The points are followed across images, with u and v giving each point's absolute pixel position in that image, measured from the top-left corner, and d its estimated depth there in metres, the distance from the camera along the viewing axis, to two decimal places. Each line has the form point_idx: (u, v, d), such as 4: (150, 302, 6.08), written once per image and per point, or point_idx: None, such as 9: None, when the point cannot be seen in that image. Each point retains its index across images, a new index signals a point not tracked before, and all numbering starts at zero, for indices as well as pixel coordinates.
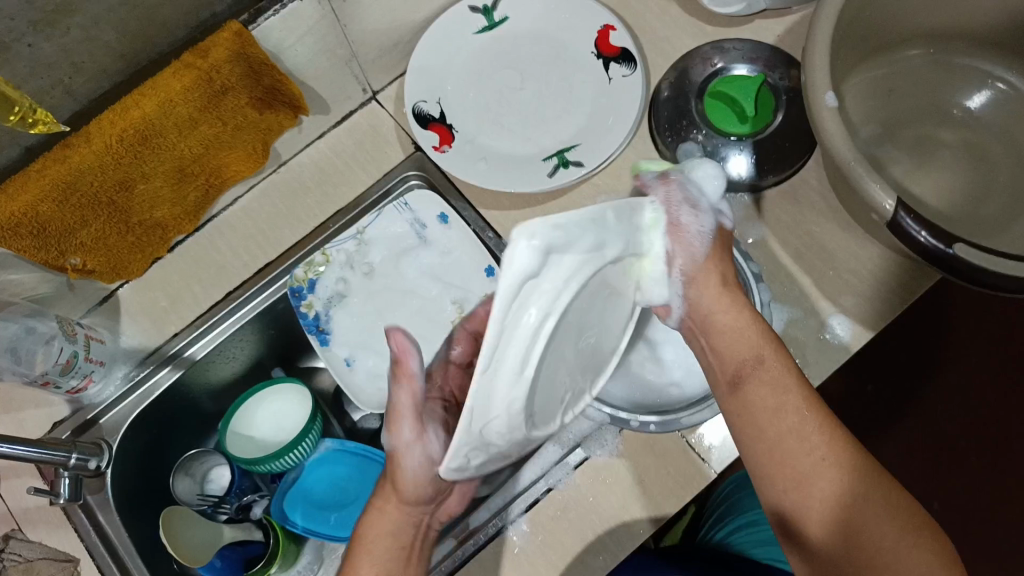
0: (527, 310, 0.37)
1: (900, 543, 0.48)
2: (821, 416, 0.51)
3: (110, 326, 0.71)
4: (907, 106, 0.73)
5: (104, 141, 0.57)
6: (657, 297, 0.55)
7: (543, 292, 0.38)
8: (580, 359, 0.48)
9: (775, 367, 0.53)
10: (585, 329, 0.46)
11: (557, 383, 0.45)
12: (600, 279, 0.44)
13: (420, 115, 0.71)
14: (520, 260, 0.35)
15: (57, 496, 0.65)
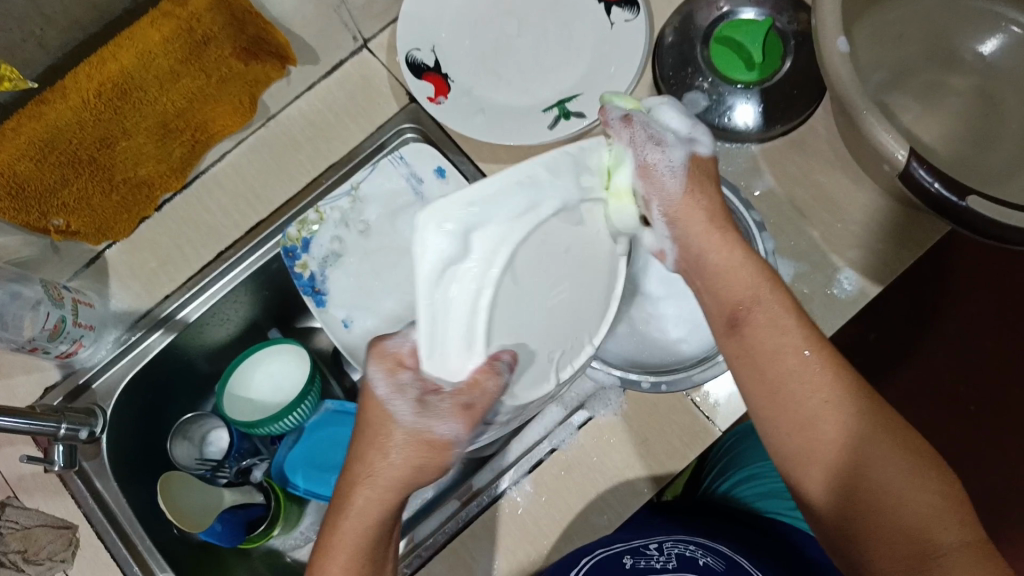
0: (453, 277, 0.45)
1: (912, 488, 0.44)
2: (825, 356, 0.48)
3: (98, 289, 0.69)
4: (920, 50, 0.70)
5: (82, 95, 0.54)
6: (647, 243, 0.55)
7: (470, 262, 0.45)
8: (579, 301, 0.53)
9: (775, 307, 0.50)
10: (568, 275, 0.52)
11: (547, 325, 0.51)
12: (554, 232, 0.49)
13: (414, 65, 0.67)
14: (434, 243, 0.43)
15: (52, 464, 0.64)
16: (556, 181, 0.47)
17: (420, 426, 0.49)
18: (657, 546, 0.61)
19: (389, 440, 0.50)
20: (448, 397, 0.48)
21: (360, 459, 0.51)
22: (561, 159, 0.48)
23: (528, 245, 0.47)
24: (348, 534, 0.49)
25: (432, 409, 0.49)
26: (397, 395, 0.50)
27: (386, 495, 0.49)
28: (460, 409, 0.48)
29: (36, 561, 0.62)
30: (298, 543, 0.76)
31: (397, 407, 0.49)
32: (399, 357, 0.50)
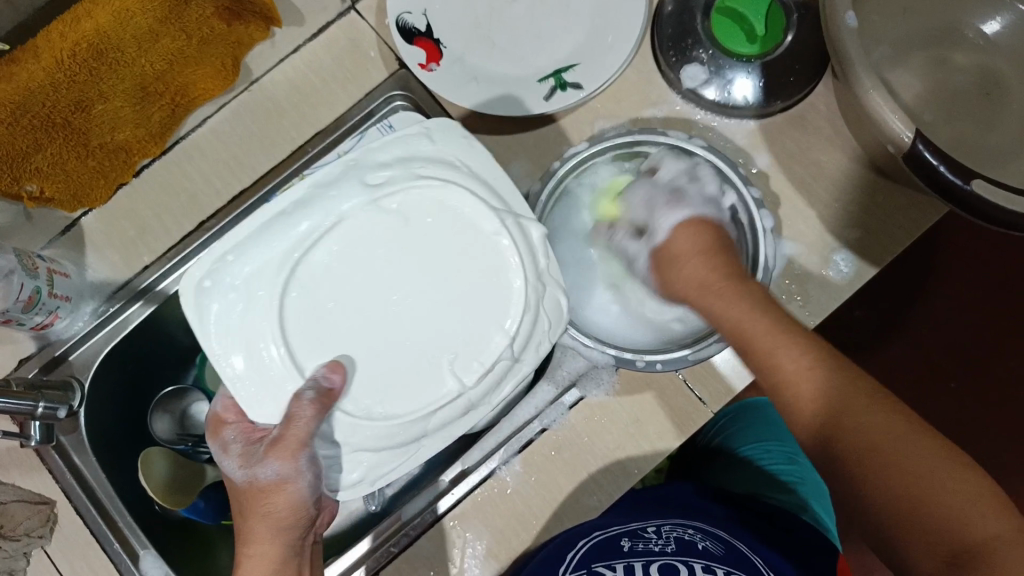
0: (247, 318, 0.54)
1: (942, 476, 0.43)
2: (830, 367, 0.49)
3: (74, 258, 0.66)
4: (924, 25, 0.68)
5: (55, 56, 0.51)
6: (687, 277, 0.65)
7: (267, 297, 0.54)
8: (461, 293, 0.55)
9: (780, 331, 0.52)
10: (413, 278, 0.55)
11: (410, 331, 0.55)
12: (359, 240, 0.55)
13: (405, 29, 0.64)
14: (207, 299, 0.53)
15: (28, 439, 0.63)
16: (331, 195, 0.54)
17: (251, 474, 0.54)
18: (655, 529, 0.62)
19: (252, 500, 0.55)
20: (266, 443, 0.53)
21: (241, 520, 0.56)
22: (351, 170, 0.55)
23: (317, 266, 0.54)
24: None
25: (253, 457, 0.54)
26: (226, 456, 0.55)
27: (263, 547, 0.54)
28: (275, 449, 0.53)
29: (13, 538, 0.60)
30: None
31: (227, 466, 0.55)
32: (221, 416, 0.57)
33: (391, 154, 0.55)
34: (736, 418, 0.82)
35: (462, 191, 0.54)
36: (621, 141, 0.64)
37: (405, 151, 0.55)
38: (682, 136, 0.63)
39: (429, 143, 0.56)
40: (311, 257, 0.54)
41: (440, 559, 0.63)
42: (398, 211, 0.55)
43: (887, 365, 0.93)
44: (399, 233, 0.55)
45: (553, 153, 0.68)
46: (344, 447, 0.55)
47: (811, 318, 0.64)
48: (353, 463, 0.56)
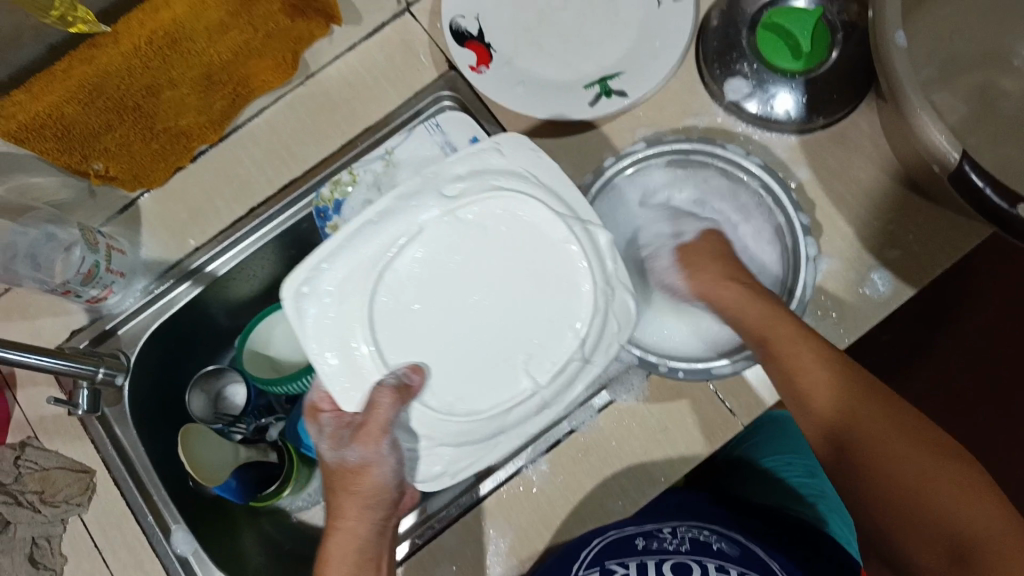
0: (336, 319, 0.56)
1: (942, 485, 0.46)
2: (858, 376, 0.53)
3: (129, 237, 0.70)
4: (973, 49, 0.68)
5: (133, 41, 0.54)
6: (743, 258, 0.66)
7: (356, 301, 0.56)
8: (539, 298, 0.57)
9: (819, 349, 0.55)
10: (490, 281, 0.58)
11: (486, 332, 0.58)
12: (438, 246, 0.57)
13: (457, 33, 0.67)
14: (302, 307, 0.56)
15: (75, 408, 0.64)
16: (412, 206, 0.56)
17: (339, 456, 0.58)
18: (670, 530, 0.64)
19: (342, 479, 0.58)
20: (352, 429, 0.57)
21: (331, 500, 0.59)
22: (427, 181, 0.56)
23: (403, 271, 0.57)
24: (330, 555, 0.56)
25: (342, 440, 0.57)
26: (320, 437, 0.58)
27: (348, 525, 0.57)
28: (363, 435, 0.56)
29: (52, 502, 0.63)
30: (305, 506, 0.77)
31: (320, 445, 0.58)
32: (316, 404, 0.59)
33: (463, 168, 0.57)
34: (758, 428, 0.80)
35: (533, 199, 0.56)
36: (679, 147, 0.66)
37: (477, 163, 0.57)
38: (739, 150, 0.65)
39: (499, 156, 0.57)
40: (397, 263, 0.57)
41: (462, 552, 0.64)
42: (476, 220, 0.57)
43: (923, 394, 0.92)
44: (475, 241, 0.57)
45: (594, 159, 0.69)
46: (423, 440, 0.58)
47: (846, 335, 0.63)
48: (433, 455, 0.58)
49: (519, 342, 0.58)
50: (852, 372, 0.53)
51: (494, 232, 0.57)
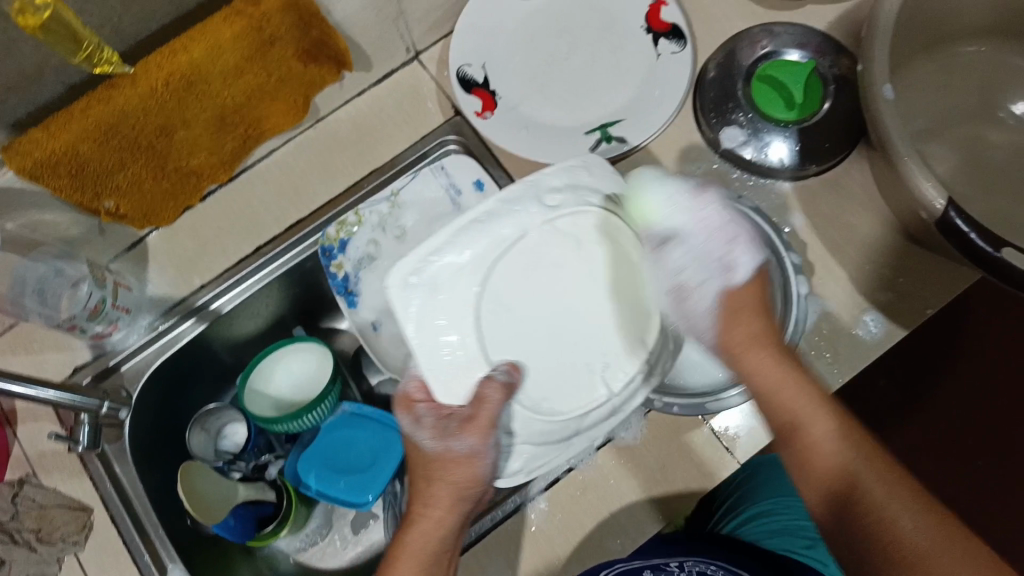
0: (434, 316, 0.56)
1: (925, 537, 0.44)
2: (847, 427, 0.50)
3: (136, 274, 0.70)
4: (960, 103, 0.70)
5: (150, 83, 0.56)
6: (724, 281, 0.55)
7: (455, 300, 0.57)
8: (621, 310, 0.58)
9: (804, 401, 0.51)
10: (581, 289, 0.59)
11: (574, 339, 0.58)
12: (535, 252, 0.58)
13: (465, 80, 0.70)
14: (408, 296, 0.56)
15: (75, 443, 0.63)
16: (516, 210, 0.58)
17: (443, 447, 0.54)
18: (678, 564, 0.62)
19: (439, 468, 0.55)
20: (459, 420, 0.54)
21: (414, 493, 0.56)
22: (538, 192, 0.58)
23: (502, 273, 0.58)
24: (414, 541, 0.53)
25: (447, 429, 0.54)
26: (418, 426, 0.55)
27: (433, 521, 0.54)
28: (470, 424, 0.53)
29: (48, 541, 0.62)
30: (303, 546, 0.76)
31: (419, 436, 0.55)
32: (409, 394, 0.56)
33: (560, 181, 0.59)
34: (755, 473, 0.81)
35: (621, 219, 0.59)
36: None
37: (572, 179, 0.59)
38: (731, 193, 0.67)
39: (588, 174, 0.59)
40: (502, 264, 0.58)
41: None
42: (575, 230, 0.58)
43: None
44: (568, 251, 0.58)
45: None
46: (515, 438, 0.57)
47: (841, 377, 0.64)
48: (515, 452, 0.57)
49: (601, 350, 0.58)
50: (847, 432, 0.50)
51: (586, 244, 0.59)
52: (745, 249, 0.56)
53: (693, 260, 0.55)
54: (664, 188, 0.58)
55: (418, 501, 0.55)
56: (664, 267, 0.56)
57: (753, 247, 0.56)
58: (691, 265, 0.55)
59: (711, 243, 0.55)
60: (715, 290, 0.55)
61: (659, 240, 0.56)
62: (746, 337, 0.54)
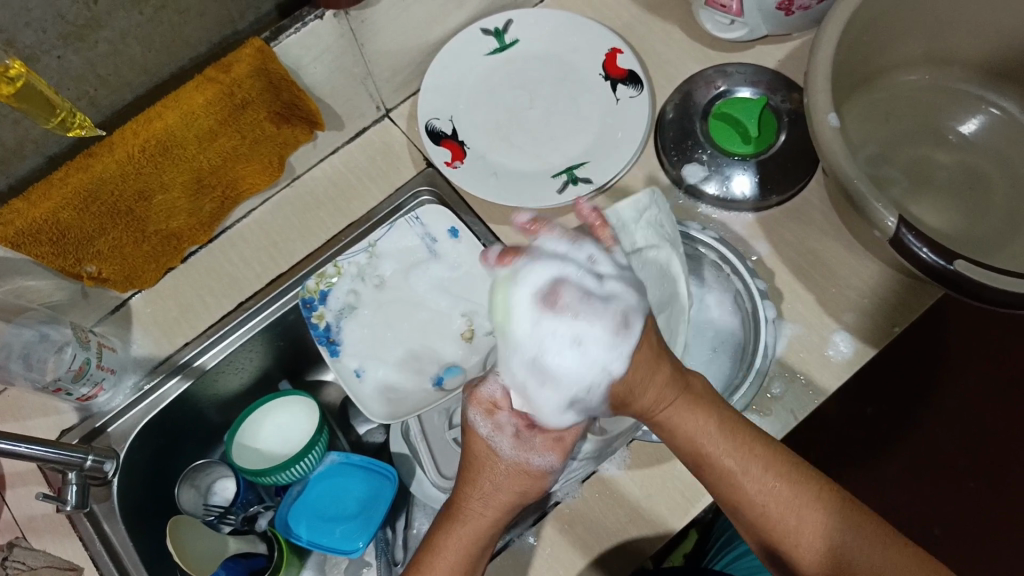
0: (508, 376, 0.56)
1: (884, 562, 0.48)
2: (769, 453, 0.52)
3: (121, 336, 0.72)
4: (907, 129, 0.73)
5: (128, 150, 0.59)
6: (591, 344, 0.54)
7: (522, 364, 0.55)
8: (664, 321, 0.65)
9: (726, 440, 0.53)
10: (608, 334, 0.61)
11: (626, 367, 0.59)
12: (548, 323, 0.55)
13: (433, 132, 0.73)
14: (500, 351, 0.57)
15: (64, 503, 0.63)
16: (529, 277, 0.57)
17: (521, 457, 0.56)
18: None
19: (487, 470, 0.56)
20: (544, 432, 0.56)
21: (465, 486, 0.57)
22: (538, 267, 0.56)
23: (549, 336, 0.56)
24: (456, 541, 0.54)
25: (529, 442, 0.56)
26: (498, 433, 0.56)
27: (485, 520, 0.55)
28: (552, 440, 0.56)
29: None
30: None
31: (498, 444, 0.56)
32: (495, 400, 0.57)
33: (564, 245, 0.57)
34: None
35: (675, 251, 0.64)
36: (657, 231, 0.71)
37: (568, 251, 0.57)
38: (694, 227, 0.71)
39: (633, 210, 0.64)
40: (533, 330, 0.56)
41: None
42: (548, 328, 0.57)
43: None
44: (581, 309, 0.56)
45: None
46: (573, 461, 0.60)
47: (814, 398, 0.65)
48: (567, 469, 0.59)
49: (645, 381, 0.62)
50: (765, 461, 0.52)
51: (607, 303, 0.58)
52: (611, 345, 0.53)
53: (570, 351, 0.54)
54: (522, 290, 0.56)
55: (466, 496, 0.56)
56: (556, 377, 0.54)
57: (614, 335, 0.53)
58: (569, 371, 0.54)
59: (585, 350, 0.54)
60: (601, 391, 0.54)
61: (540, 361, 0.55)
62: (655, 402, 0.54)
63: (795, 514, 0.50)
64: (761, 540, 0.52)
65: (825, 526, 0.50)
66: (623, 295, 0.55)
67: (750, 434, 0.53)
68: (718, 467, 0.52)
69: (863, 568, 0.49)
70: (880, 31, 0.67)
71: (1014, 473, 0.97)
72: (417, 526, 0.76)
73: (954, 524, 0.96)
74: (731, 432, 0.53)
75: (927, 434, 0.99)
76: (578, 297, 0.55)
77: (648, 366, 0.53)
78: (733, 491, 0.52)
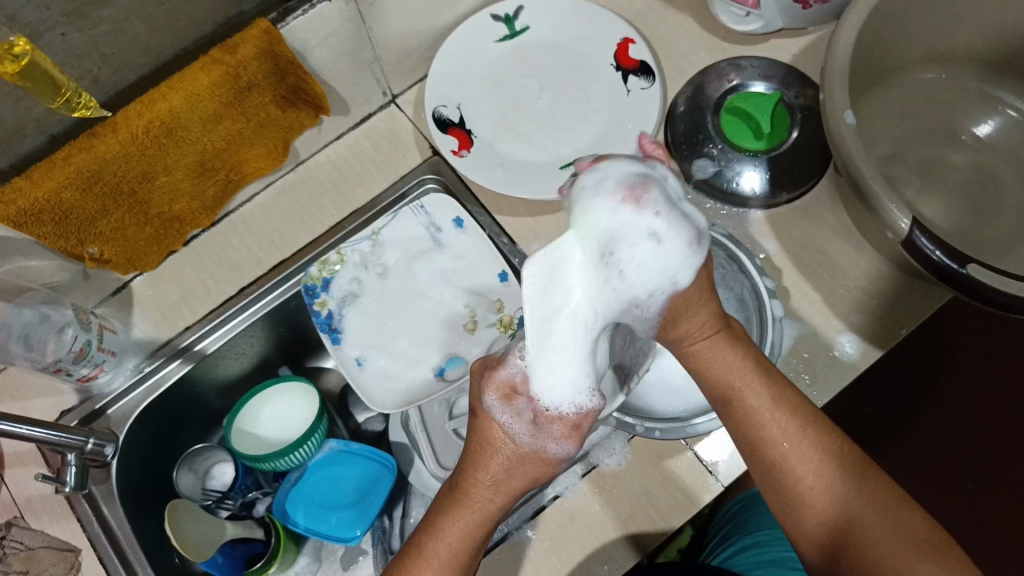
0: (573, 293, 0.50)
1: (888, 517, 0.48)
2: (793, 399, 0.53)
3: (121, 317, 0.72)
4: (922, 128, 0.72)
5: (130, 132, 0.58)
6: (674, 256, 0.51)
7: (593, 259, 0.50)
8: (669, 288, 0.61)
9: (758, 381, 0.53)
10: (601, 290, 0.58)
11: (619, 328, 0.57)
12: (627, 227, 0.51)
13: (440, 120, 0.72)
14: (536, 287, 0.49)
15: (62, 484, 0.63)
16: (595, 187, 0.52)
17: (537, 445, 0.53)
18: None
19: (495, 456, 0.54)
20: (561, 421, 0.53)
21: (469, 466, 0.55)
22: (614, 168, 0.53)
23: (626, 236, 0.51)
24: (455, 528, 0.53)
25: (545, 429, 0.53)
26: (515, 420, 0.53)
27: (493, 506, 0.54)
28: (571, 428, 0.53)
29: None
30: None
31: (514, 430, 0.53)
32: (513, 385, 0.53)
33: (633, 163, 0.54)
34: (736, 505, 0.81)
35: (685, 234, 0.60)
36: None
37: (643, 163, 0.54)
38: None
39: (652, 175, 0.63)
40: (612, 233, 0.51)
41: None
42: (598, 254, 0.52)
43: None
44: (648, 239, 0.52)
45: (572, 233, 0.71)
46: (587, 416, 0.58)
47: (819, 399, 0.64)
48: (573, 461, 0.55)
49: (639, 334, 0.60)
50: (793, 410, 0.52)
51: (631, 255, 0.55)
52: (685, 253, 0.52)
53: (648, 244, 0.51)
54: (598, 181, 0.52)
55: (472, 481, 0.54)
56: (623, 271, 0.51)
57: (689, 247, 0.52)
58: (648, 267, 0.51)
59: (665, 249, 0.51)
60: (660, 300, 0.52)
61: (610, 254, 0.51)
62: (703, 327, 0.54)
63: (815, 463, 0.50)
64: (772, 495, 0.52)
65: (837, 483, 0.50)
66: (696, 216, 0.54)
67: (782, 380, 0.53)
68: (744, 407, 0.53)
69: (870, 526, 0.48)
70: (899, 28, 0.66)
71: (1014, 477, 0.97)
72: (415, 514, 0.75)
73: (953, 524, 0.96)
74: (763, 372, 0.53)
75: (928, 436, 0.99)
76: (662, 200, 0.52)
77: (700, 300, 0.53)
78: (756, 434, 0.52)
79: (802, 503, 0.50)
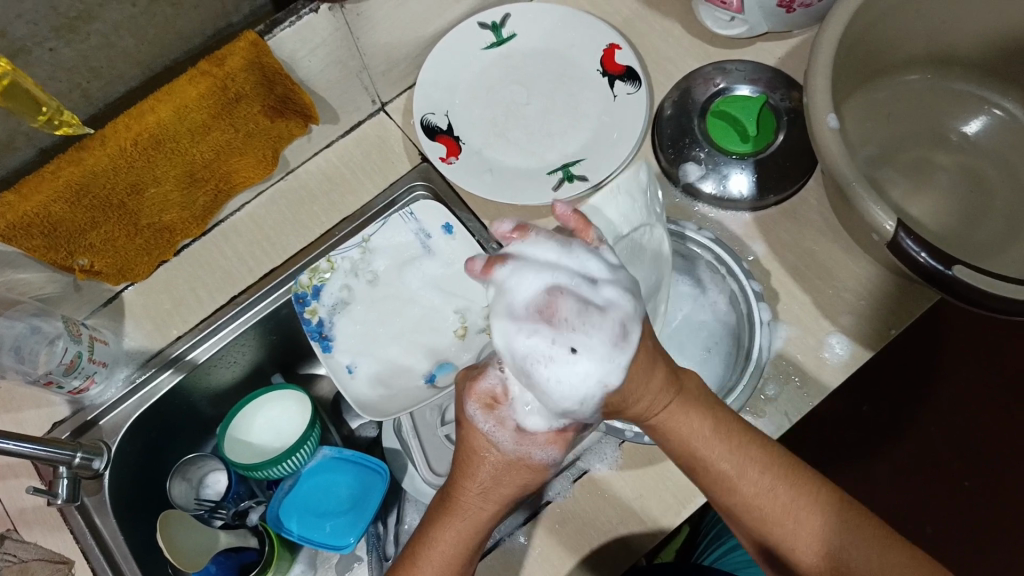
0: (510, 355, 0.52)
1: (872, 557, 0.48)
2: (758, 451, 0.52)
3: (113, 328, 0.72)
4: (907, 130, 0.73)
5: (119, 144, 0.58)
6: (590, 376, 0.50)
7: (513, 353, 0.52)
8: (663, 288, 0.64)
9: (721, 446, 0.52)
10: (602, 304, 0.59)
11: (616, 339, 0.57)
12: (531, 342, 0.51)
13: (428, 128, 0.73)
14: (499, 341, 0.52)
15: (55, 497, 0.63)
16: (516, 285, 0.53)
17: (523, 451, 0.54)
18: None
19: (483, 466, 0.55)
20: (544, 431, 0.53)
21: (457, 473, 0.56)
22: (533, 259, 0.53)
23: (539, 344, 0.51)
24: (444, 539, 0.53)
25: (530, 436, 0.54)
26: (500, 429, 0.54)
27: (484, 514, 0.54)
28: (555, 434, 0.54)
29: None
30: None
31: (500, 438, 0.54)
32: (495, 396, 0.54)
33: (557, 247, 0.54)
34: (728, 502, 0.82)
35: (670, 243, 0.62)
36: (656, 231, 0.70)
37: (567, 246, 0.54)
38: (690, 227, 0.70)
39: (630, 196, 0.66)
40: (523, 347, 0.51)
41: None
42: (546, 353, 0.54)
43: None
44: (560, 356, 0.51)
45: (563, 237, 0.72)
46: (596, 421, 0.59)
47: (809, 400, 0.65)
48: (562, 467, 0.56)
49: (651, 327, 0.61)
50: (763, 465, 0.51)
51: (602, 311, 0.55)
52: (610, 346, 0.50)
53: (567, 359, 0.50)
54: (513, 294, 0.53)
55: (461, 489, 0.55)
56: (552, 388, 0.51)
57: (613, 346, 0.50)
58: (568, 389, 0.50)
59: (581, 363, 0.50)
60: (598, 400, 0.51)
61: (534, 368, 0.51)
62: (659, 396, 0.52)
63: (793, 516, 0.50)
64: (768, 552, 0.52)
65: (823, 528, 0.50)
66: (621, 301, 0.51)
67: (746, 436, 0.53)
68: (713, 469, 0.52)
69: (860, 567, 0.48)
70: (883, 31, 0.66)
71: (1007, 477, 0.97)
72: (409, 520, 0.76)
73: (946, 523, 0.96)
74: (725, 433, 0.53)
75: (921, 437, 0.99)
76: (575, 305, 0.51)
77: (646, 367, 0.52)
78: (730, 495, 0.52)
79: (791, 553, 0.50)
